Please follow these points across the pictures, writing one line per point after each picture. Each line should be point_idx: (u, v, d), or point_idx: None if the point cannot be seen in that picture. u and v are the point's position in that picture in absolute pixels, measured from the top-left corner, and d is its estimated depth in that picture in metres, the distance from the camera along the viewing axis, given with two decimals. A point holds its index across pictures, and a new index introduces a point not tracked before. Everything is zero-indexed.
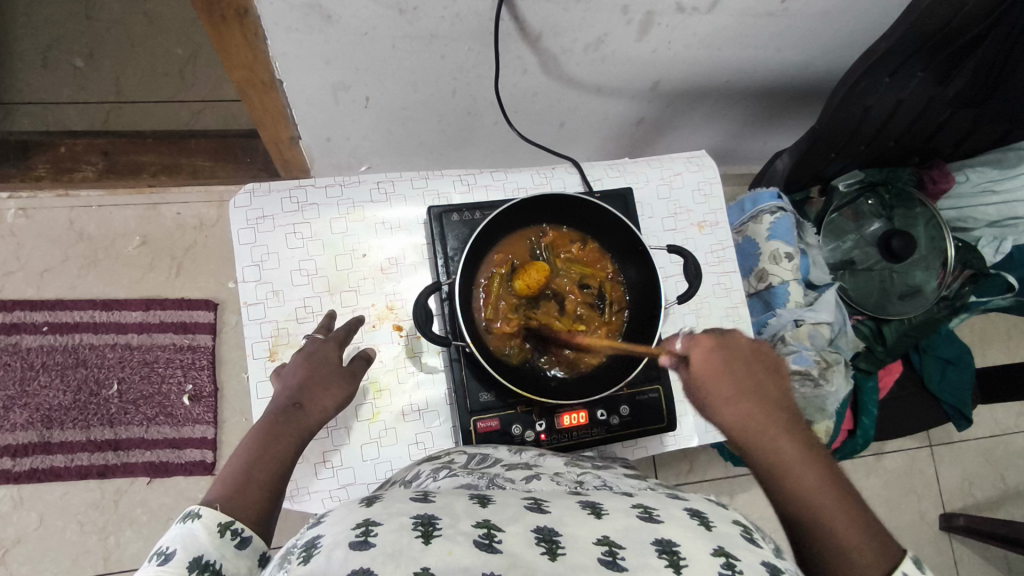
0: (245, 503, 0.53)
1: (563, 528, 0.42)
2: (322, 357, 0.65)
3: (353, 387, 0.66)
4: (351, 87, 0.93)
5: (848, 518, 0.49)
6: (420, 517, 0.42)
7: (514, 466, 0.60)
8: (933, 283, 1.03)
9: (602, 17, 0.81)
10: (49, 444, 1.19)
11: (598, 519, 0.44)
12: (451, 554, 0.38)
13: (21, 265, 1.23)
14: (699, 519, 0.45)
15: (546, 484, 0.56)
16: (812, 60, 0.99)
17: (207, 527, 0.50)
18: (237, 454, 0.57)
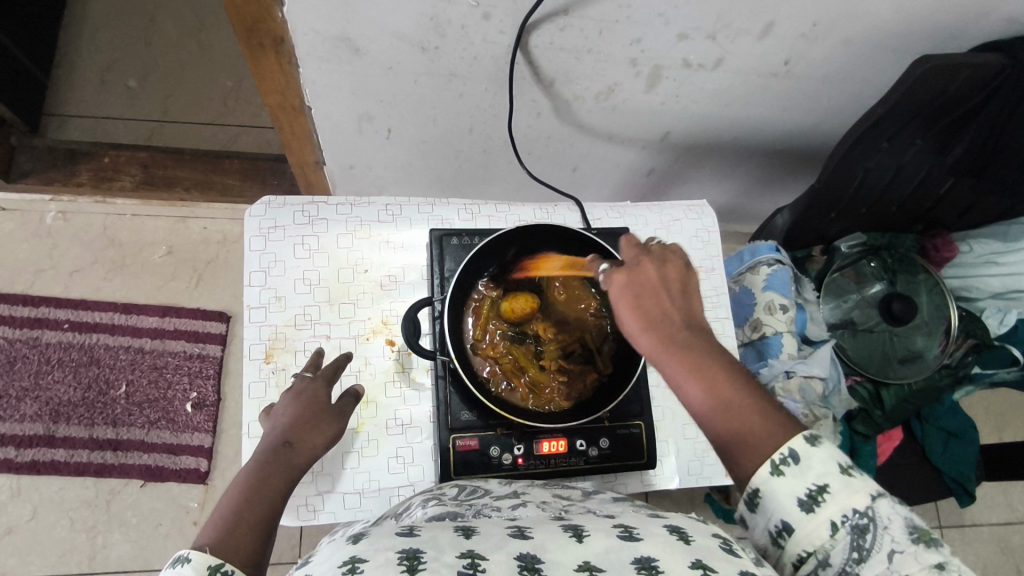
0: (238, 544, 0.50)
1: (545, 555, 0.42)
2: (312, 395, 0.65)
3: (342, 425, 0.66)
4: (375, 118, 0.99)
5: (757, 421, 0.51)
6: (405, 552, 0.41)
7: (502, 497, 0.59)
8: (934, 350, 1.03)
9: (612, 68, 0.86)
10: (52, 438, 1.22)
11: (579, 544, 0.44)
12: None
13: (53, 264, 1.30)
14: (676, 534, 0.46)
15: (532, 511, 0.55)
16: (818, 124, 1.02)
17: (197, 571, 0.46)
18: (226, 495, 0.55)
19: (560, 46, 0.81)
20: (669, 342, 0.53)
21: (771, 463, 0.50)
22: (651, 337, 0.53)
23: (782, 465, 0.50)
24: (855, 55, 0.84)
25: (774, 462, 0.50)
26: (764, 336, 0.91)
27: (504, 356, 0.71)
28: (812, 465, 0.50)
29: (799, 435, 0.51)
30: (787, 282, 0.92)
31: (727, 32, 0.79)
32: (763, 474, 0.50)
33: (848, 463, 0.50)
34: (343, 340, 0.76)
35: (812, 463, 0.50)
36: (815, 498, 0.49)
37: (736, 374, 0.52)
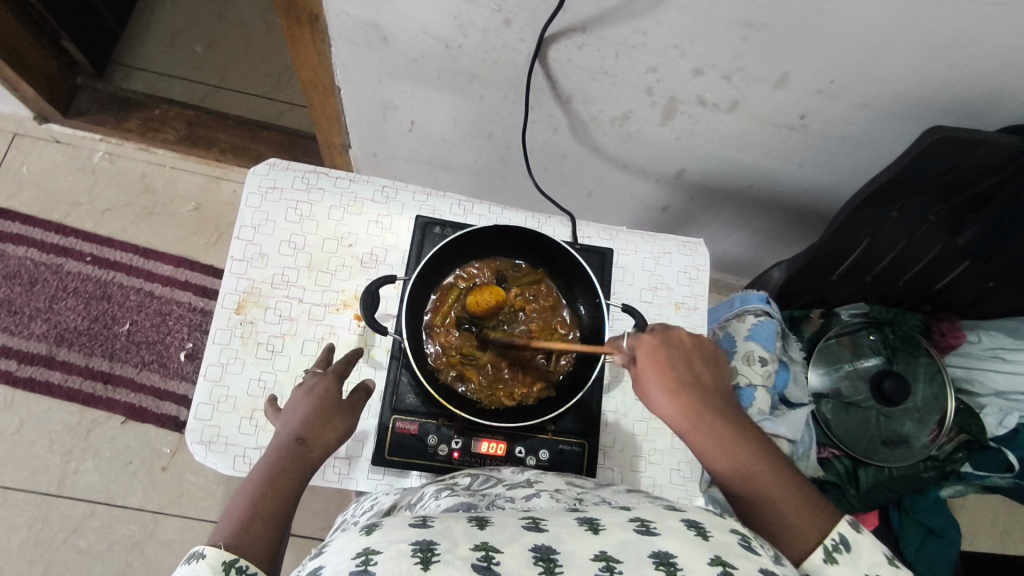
0: (251, 539, 0.53)
1: (561, 547, 0.40)
2: (322, 391, 0.65)
3: (354, 420, 0.66)
4: (399, 109, 1.02)
5: (795, 510, 0.52)
6: (419, 543, 0.40)
7: (514, 486, 0.59)
8: (923, 438, 0.98)
9: (628, 94, 0.87)
10: (52, 360, 1.28)
11: (597, 535, 0.42)
12: None
13: (90, 199, 1.38)
14: (695, 529, 0.43)
15: (547, 501, 0.54)
16: (838, 186, 1.00)
17: (211, 566, 0.50)
18: (240, 493, 0.57)
19: (577, 63, 0.82)
20: (693, 411, 0.56)
21: (823, 548, 0.50)
22: (676, 407, 0.57)
23: (834, 551, 0.50)
24: (874, 119, 0.83)
25: (825, 548, 0.51)
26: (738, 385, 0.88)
27: (455, 348, 0.73)
28: (861, 553, 0.51)
29: (844, 520, 0.52)
30: (770, 335, 0.90)
31: (742, 75, 0.79)
32: (815, 560, 0.50)
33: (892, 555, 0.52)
34: (314, 306, 0.78)
35: (860, 550, 0.51)
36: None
37: (766, 455, 0.55)
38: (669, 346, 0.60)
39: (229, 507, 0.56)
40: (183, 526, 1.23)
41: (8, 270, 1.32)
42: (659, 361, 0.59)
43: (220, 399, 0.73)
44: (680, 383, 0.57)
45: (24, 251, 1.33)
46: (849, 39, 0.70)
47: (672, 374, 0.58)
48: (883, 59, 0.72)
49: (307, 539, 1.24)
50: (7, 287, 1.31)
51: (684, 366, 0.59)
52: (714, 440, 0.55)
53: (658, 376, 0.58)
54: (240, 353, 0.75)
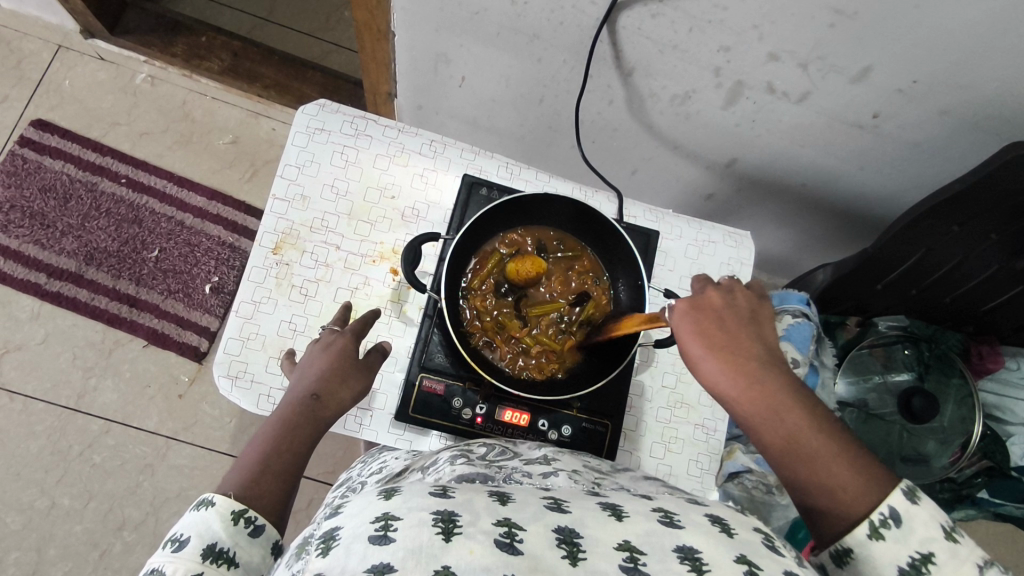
0: (260, 492, 0.55)
1: (585, 531, 0.39)
2: (340, 348, 0.64)
3: (370, 381, 0.65)
4: (452, 62, 0.99)
5: (842, 472, 0.49)
6: (439, 513, 0.39)
7: (531, 463, 0.59)
8: (944, 460, 0.97)
9: (694, 72, 0.83)
10: (80, 278, 1.29)
11: (620, 522, 0.41)
12: (472, 552, 0.36)
13: (129, 121, 1.37)
14: (719, 525, 0.42)
15: (563, 481, 0.53)
16: (897, 193, 0.96)
17: (221, 514, 0.52)
18: (252, 446, 0.58)
19: (647, 34, 0.79)
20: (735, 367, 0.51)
21: (869, 524, 0.47)
22: (714, 364, 0.51)
23: (881, 528, 0.47)
24: (949, 126, 0.79)
25: (871, 521, 0.47)
26: None
27: (490, 314, 0.72)
28: (914, 529, 0.47)
29: (897, 490, 0.48)
30: (806, 337, 0.88)
31: (820, 65, 0.75)
32: (859, 535, 0.48)
33: (950, 527, 0.47)
34: (351, 255, 0.77)
35: (914, 524, 0.47)
36: (917, 568, 0.47)
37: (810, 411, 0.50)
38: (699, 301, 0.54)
39: (240, 459, 0.58)
40: (194, 453, 1.25)
41: (45, 184, 1.32)
42: (689, 318, 0.53)
43: (250, 337, 0.72)
44: (717, 338, 0.52)
45: (61, 165, 1.33)
46: (943, 37, 0.66)
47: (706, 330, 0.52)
48: (974, 63, 0.69)
49: (314, 480, 1.26)
50: (42, 200, 1.31)
51: (720, 319, 0.53)
52: (751, 396, 0.50)
53: (694, 333, 0.52)
54: (273, 293, 0.74)
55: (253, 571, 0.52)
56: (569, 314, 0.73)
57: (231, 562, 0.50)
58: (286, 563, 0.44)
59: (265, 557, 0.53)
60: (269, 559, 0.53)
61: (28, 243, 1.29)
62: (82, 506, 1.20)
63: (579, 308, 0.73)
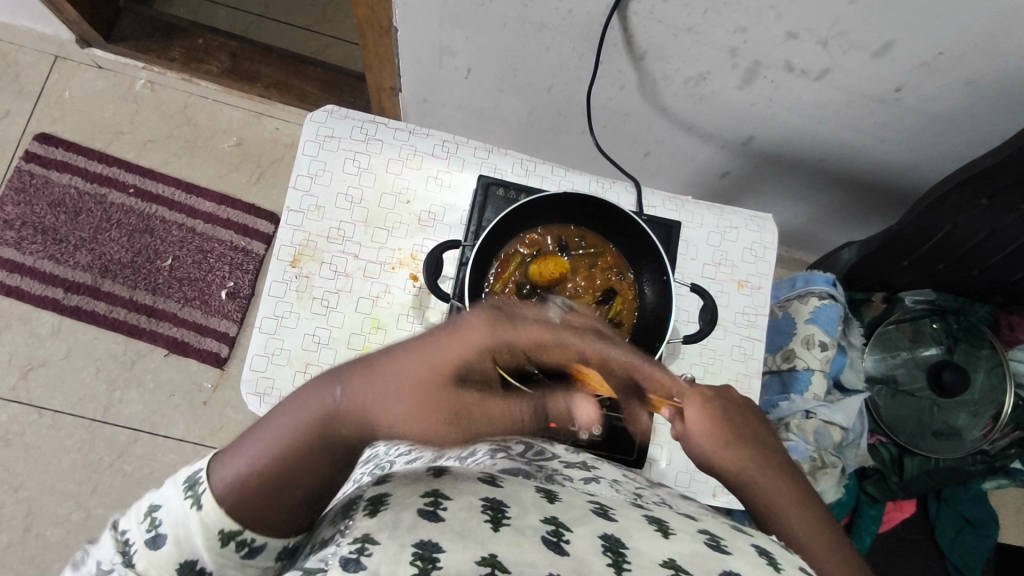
0: (262, 513, 0.46)
1: (632, 544, 0.40)
2: (433, 382, 0.41)
3: (450, 431, 0.41)
4: (457, 55, 0.97)
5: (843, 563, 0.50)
6: (489, 501, 0.41)
7: (571, 466, 0.59)
8: (976, 432, 0.96)
9: (709, 54, 0.81)
10: (97, 290, 1.29)
11: (667, 539, 0.42)
12: (520, 546, 0.37)
13: (132, 130, 1.36)
14: (765, 557, 0.42)
15: (606, 489, 0.54)
16: (920, 164, 0.94)
17: (206, 532, 0.45)
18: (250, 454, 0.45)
19: (659, 17, 0.76)
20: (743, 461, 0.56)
21: None
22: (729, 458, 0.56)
23: None
24: (976, 95, 0.77)
25: None
26: (794, 368, 0.86)
27: None
28: None
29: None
30: (833, 319, 0.86)
31: (841, 42, 0.72)
32: None
33: None
34: (369, 264, 0.76)
35: None
36: None
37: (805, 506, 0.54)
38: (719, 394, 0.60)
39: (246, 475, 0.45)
40: None
41: (54, 198, 1.31)
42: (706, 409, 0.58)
43: (275, 352, 0.72)
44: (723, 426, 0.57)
45: (68, 178, 1.32)
46: (971, 8, 0.64)
47: (718, 417, 0.58)
48: (1002, 30, 0.66)
49: None
50: (52, 215, 1.31)
51: (730, 413, 0.59)
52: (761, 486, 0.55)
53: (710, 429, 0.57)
54: (295, 307, 0.74)
55: None
56: (598, 312, 0.72)
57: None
58: (332, 518, 0.45)
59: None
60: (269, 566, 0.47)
61: (43, 260, 1.29)
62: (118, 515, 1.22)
63: (606, 305, 0.72)
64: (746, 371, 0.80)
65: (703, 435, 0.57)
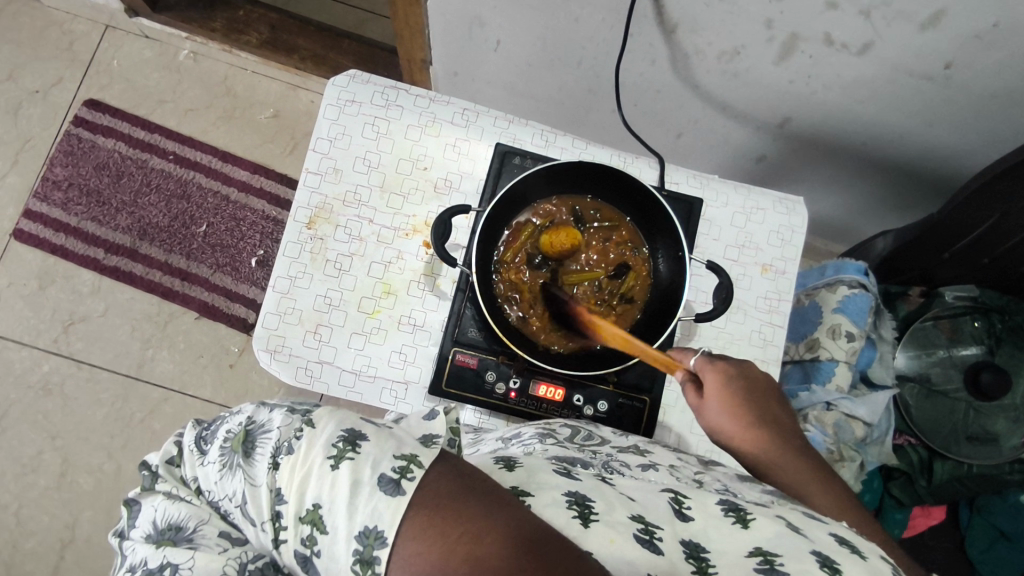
0: None
1: (712, 544, 0.41)
2: None
3: None
4: (486, 26, 0.96)
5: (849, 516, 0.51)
6: (573, 495, 0.42)
7: (625, 451, 0.58)
8: (1015, 439, 0.90)
9: (743, 26, 0.77)
10: (135, 252, 1.34)
11: (746, 528, 0.42)
12: (614, 543, 0.39)
13: (174, 98, 1.40)
14: (848, 546, 0.41)
15: (665, 475, 0.52)
16: (969, 151, 0.89)
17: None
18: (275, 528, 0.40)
19: None
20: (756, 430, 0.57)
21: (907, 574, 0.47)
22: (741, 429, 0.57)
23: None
24: None
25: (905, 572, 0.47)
26: (818, 359, 0.82)
27: (527, 287, 0.70)
28: None
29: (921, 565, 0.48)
30: (863, 310, 0.82)
31: (885, 11, 0.68)
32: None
33: None
34: (384, 228, 0.76)
35: None
36: None
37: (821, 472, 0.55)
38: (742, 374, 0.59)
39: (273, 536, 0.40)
40: None
41: (99, 162, 1.37)
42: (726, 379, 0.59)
43: (287, 311, 0.73)
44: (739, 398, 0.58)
45: (113, 143, 1.37)
46: None
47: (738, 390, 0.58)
48: None
49: None
50: (97, 178, 1.36)
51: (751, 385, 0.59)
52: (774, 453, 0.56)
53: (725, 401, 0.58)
54: (309, 268, 0.74)
55: None
56: (609, 285, 0.70)
57: None
58: None
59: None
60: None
61: (86, 221, 1.34)
62: None
63: (618, 280, 0.70)
64: (765, 357, 0.77)
65: (724, 418, 0.57)
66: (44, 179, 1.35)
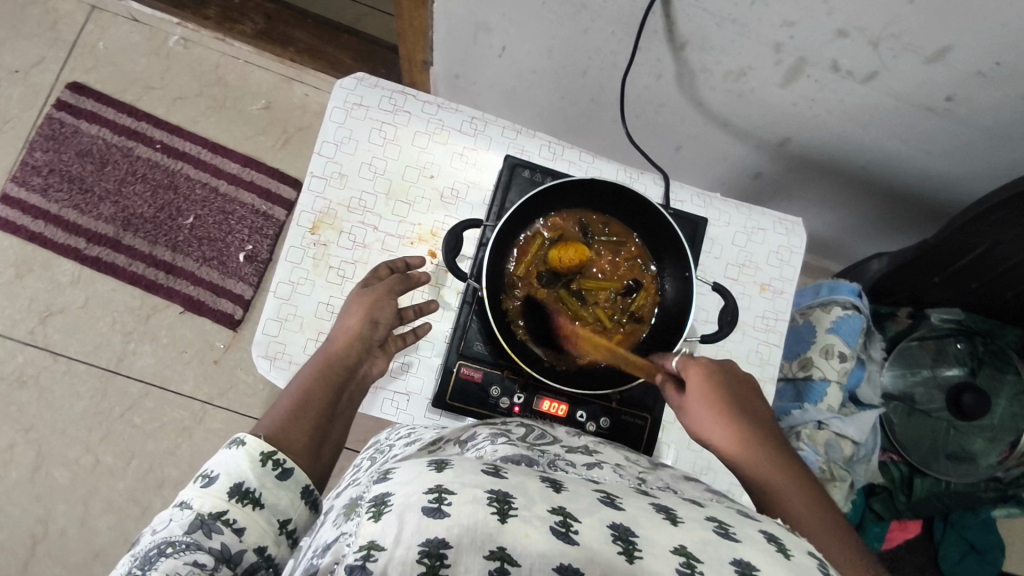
0: (294, 437, 0.59)
1: (641, 532, 0.37)
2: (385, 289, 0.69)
3: (370, 331, 0.67)
4: (492, 31, 0.95)
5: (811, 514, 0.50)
6: (495, 493, 0.37)
7: (575, 450, 0.57)
8: (991, 458, 0.93)
9: (753, 48, 0.78)
10: (118, 243, 1.30)
11: (675, 527, 0.39)
12: (529, 538, 0.35)
13: (163, 85, 1.36)
14: (775, 544, 0.40)
15: (610, 476, 0.52)
16: (962, 178, 0.91)
17: (251, 455, 0.56)
18: (274, 411, 0.61)
19: (704, 6, 0.74)
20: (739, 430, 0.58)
21: None
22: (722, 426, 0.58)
23: None
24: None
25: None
26: (810, 377, 0.84)
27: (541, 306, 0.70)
28: None
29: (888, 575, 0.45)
30: (855, 331, 0.84)
31: (893, 44, 0.69)
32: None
33: None
34: (388, 236, 0.75)
35: None
36: None
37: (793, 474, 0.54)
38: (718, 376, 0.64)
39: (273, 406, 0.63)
40: (228, 418, 1.28)
41: (81, 148, 1.32)
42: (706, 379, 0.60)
43: (287, 317, 0.72)
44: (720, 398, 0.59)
45: (97, 129, 1.33)
46: None
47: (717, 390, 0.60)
48: None
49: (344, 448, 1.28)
50: (79, 165, 1.32)
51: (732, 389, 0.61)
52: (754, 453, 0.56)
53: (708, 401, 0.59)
54: (311, 274, 0.73)
55: (280, 513, 0.55)
56: (620, 302, 0.71)
57: (256, 502, 0.54)
58: (334, 522, 0.42)
59: (294, 500, 0.56)
60: (300, 503, 0.56)
61: (67, 208, 1.30)
62: (124, 464, 1.24)
63: (628, 296, 0.71)
64: (762, 375, 0.79)
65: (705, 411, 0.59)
66: (23, 163, 1.30)
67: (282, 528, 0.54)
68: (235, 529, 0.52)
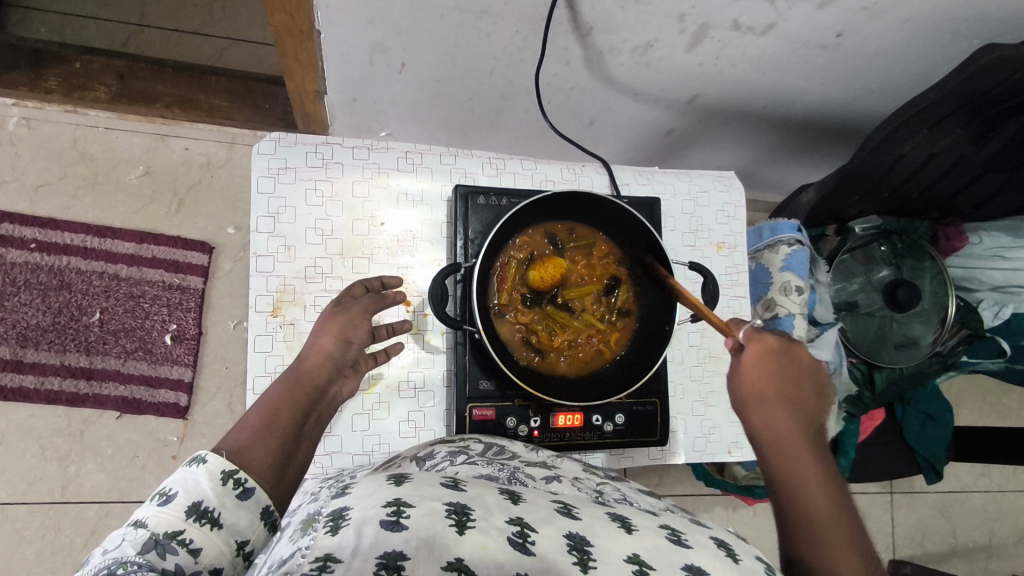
0: (263, 455, 0.56)
1: (596, 542, 0.44)
2: (353, 312, 0.66)
3: (340, 352, 0.65)
4: (389, 50, 0.90)
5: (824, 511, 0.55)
6: (453, 505, 0.43)
7: (533, 464, 0.62)
8: (929, 337, 1.05)
9: (657, 21, 0.80)
10: (21, 363, 1.15)
11: (630, 535, 0.47)
12: (485, 547, 0.40)
13: (16, 176, 1.19)
14: (725, 550, 0.49)
15: (569, 487, 0.57)
16: (856, 99, 0.99)
17: (210, 474, 0.52)
18: (240, 427, 0.58)
19: None
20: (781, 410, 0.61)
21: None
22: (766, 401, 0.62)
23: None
24: (907, 34, 0.81)
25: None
26: (777, 316, 0.90)
27: (537, 326, 0.71)
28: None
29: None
30: (804, 263, 0.91)
31: None
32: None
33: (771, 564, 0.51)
34: None
35: None
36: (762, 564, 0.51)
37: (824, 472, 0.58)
38: (782, 351, 0.64)
39: (238, 424, 0.59)
40: None
41: None
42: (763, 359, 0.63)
43: None
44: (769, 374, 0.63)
45: None
46: None
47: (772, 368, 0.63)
48: None
49: None
50: None
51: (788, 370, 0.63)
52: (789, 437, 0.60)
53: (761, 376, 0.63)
54: (287, 358, 0.69)
55: (239, 534, 0.51)
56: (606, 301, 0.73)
57: (215, 522, 0.49)
58: (290, 537, 0.45)
59: (254, 520, 0.52)
60: (259, 524, 0.52)
61: None
62: None
63: (611, 294, 0.73)
64: None
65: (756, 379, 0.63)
66: None
67: (239, 550, 0.50)
68: (191, 549, 0.47)
